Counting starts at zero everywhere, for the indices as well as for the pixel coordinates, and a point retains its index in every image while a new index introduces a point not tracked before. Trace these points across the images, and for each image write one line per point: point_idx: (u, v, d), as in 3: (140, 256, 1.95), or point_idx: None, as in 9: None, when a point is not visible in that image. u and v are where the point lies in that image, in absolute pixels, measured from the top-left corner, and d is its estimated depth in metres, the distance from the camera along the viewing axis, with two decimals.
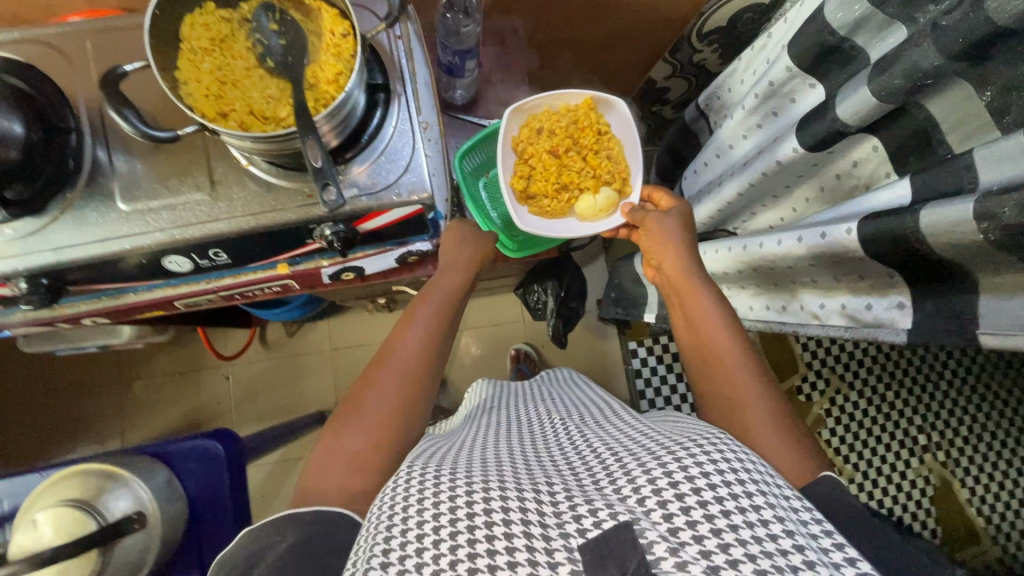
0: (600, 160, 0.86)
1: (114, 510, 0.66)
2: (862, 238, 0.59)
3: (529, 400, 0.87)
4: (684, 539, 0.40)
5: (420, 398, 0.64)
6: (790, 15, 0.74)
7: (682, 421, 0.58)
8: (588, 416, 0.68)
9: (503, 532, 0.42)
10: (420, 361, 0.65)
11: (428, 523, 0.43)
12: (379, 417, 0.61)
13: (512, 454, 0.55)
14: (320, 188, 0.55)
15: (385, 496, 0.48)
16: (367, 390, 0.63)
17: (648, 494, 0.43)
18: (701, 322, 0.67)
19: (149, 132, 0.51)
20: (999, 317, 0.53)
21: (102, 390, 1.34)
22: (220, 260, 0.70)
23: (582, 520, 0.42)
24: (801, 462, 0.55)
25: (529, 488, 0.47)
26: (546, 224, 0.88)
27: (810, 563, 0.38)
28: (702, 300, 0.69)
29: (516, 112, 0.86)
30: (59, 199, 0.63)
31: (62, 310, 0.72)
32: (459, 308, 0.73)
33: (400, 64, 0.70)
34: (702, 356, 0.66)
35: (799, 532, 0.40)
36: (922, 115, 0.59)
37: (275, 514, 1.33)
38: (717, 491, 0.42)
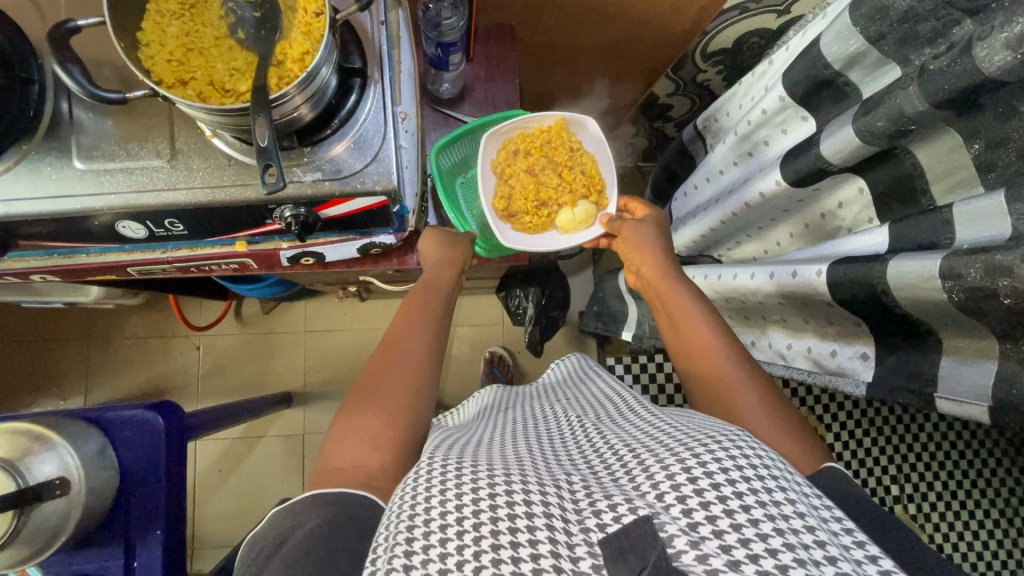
0: (575, 175, 0.84)
1: (37, 473, 0.64)
2: (830, 282, 0.57)
3: (545, 399, 0.84)
4: (704, 534, 0.38)
5: (427, 378, 0.61)
6: (793, 42, 0.72)
7: (695, 416, 0.55)
8: (603, 414, 0.66)
9: (525, 523, 0.40)
10: (416, 337, 0.63)
11: (450, 514, 0.41)
12: (386, 397, 0.58)
13: (527, 449, 0.53)
14: (262, 169, 0.51)
15: (405, 485, 0.46)
16: (377, 376, 0.60)
17: (667, 490, 0.41)
18: (685, 322, 0.64)
19: (97, 93, 0.52)
20: (957, 383, 0.51)
21: (70, 346, 1.34)
22: (176, 231, 0.68)
23: (602, 515, 0.40)
24: (798, 454, 0.52)
25: (548, 481, 0.45)
26: (530, 241, 0.85)
27: (832, 559, 0.36)
28: (681, 298, 0.66)
29: (490, 137, 0.84)
30: (15, 148, 0.62)
31: (12, 263, 0.71)
32: (442, 287, 0.71)
33: (381, 49, 0.67)
34: (690, 356, 0.63)
35: (821, 528, 0.39)
36: (908, 161, 0.57)
37: (230, 490, 1.32)
38: (736, 485, 0.40)
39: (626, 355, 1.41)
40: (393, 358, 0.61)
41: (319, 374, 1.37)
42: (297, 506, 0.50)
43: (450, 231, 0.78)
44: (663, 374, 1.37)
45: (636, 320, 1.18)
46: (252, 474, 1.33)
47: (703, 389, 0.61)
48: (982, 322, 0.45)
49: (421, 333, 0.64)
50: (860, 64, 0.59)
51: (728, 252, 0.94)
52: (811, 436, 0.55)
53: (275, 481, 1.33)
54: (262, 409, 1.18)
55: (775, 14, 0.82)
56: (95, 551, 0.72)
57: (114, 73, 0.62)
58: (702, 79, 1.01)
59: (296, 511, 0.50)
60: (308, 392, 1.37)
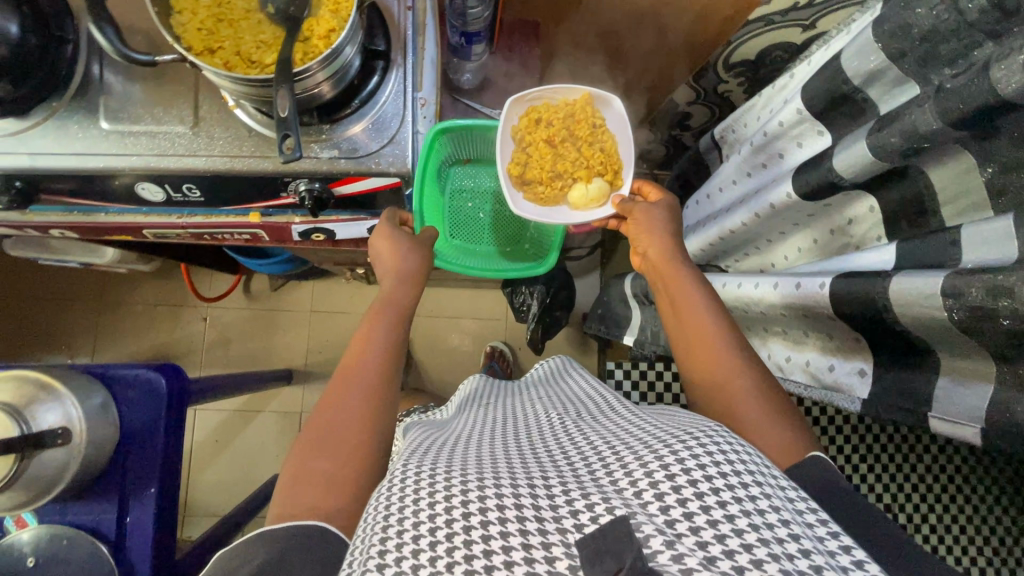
0: (593, 151, 0.84)
1: (42, 422, 0.66)
2: (833, 295, 0.57)
3: (528, 396, 0.84)
4: (681, 531, 0.39)
5: (389, 401, 0.60)
6: (815, 57, 0.72)
7: (677, 414, 0.56)
8: (585, 412, 0.66)
9: (498, 528, 0.40)
10: (372, 360, 0.61)
11: (423, 524, 0.41)
12: (342, 429, 0.56)
13: (504, 450, 0.53)
14: (280, 139, 0.53)
15: (380, 494, 0.46)
16: (333, 404, 0.58)
17: (645, 488, 0.41)
18: (686, 309, 0.65)
19: (128, 54, 0.53)
20: (952, 404, 0.50)
21: (82, 307, 1.37)
22: (193, 196, 0.70)
23: (579, 515, 0.41)
24: (786, 440, 0.53)
25: (523, 480, 0.45)
26: (540, 212, 0.86)
27: (805, 552, 0.37)
28: (688, 288, 0.66)
29: (516, 103, 0.85)
30: (45, 105, 0.64)
31: (32, 217, 0.73)
32: (407, 292, 0.70)
33: (407, 36, 0.68)
34: (686, 339, 0.64)
35: (795, 521, 0.40)
36: (921, 181, 0.56)
37: (224, 461, 1.34)
38: (713, 481, 0.41)
39: (627, 360, 1.42)
40: (350, 389, 0.59)
41: (320, 354, 1.39)
42: (243, 545, 0.49)
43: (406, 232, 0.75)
44: (662, 382, 1.37)
45: (638, 325, 1.18)
46: (247, 448, 1.35)
47: (695, 364, 0.62)
48: (979, 343, 0.45)
49: (378, 353, 0.62)
50: (880, 81, 0.59)
51: (735, 262, 0.94)
52: (797, 422, 0.56)
53: (269, 456, 1.35)
54: (261, 383, 1.20)
55: (800, 29, 0.82)
56: (89, 503, 0.73)
57: (146, 39, 0.63)
58: (723, 89, 1.01)
59: (241, 550, 0.48)
60: (309, 370, 1.39)
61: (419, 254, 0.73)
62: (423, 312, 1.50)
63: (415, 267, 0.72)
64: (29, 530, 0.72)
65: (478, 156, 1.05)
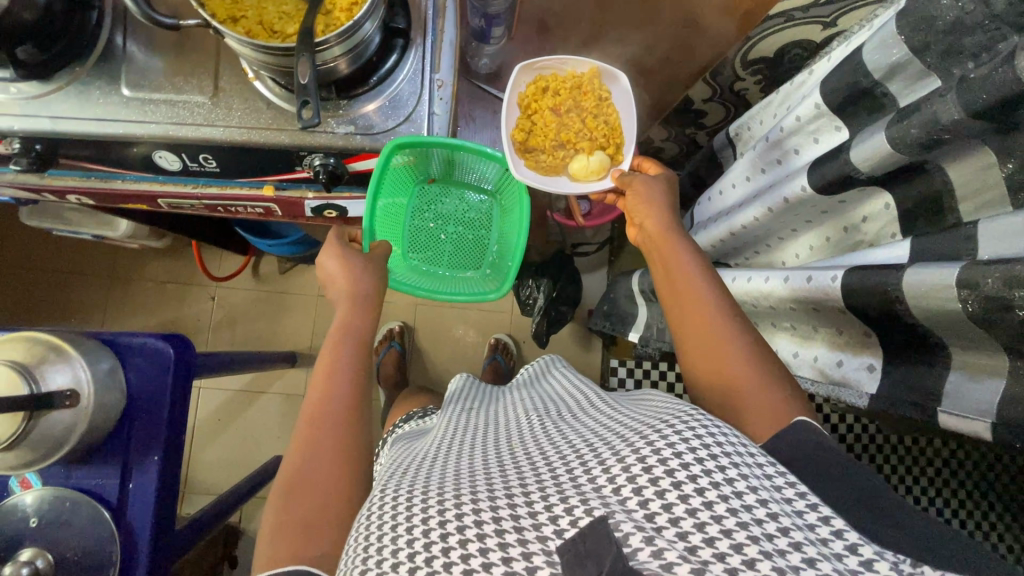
0: (598, 124, 0.84)
1: (50, 382, 0.66)
2: (845, 288, 0.56)
3: (510, 399, 0.85)
4: (661, 524, 0.40)
5: (362, 429, 0.62)
6: (835, 54, 0.72)
7: (659, 400, 0.58)
8: (564, 410, 0.67)
9: (478, 546, 0.40)
10: (341, 398, 0.63)
11: (403, 551, 0.41)
12: (318, 471, 0.57)
13: (482, 460, 0.54)
14: (299, 105, 0.55)
15: (360, 524, 0.47)
16: (307, 443, 0.59)
17: (623, 483, 0.42)
18: (683, 277, 0.68)
19: (154, 17, 0.54)
20: (964, 400, 0.50)
21: (94, 281, 1.38)
22: (209, 167, 0.71)
23: (560, 519, 0.41)
24: (777, 404, 0.57)
25: (501, 490, 0.45)
26: (540, 179, 0.87)
27: (783, 530, 0.39)
28: (682, 254, 0.70)
29: (524, 70, 0.85)
30: (69, 69, 0.64)
31: (50, 181, 0.74)
32: (368, 306, 0.73)
33: (427, 17, 0.68)
34: (681, 299, 0.67)
35: (772, 499, 0.41)
36: (939, 177, 0.56)
37: (226, 440, 1.35)
38: (690, 468, 0.42)
39: (632, 358, 1.41)
40: (323, 431, 0.60)
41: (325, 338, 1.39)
42: None
43: (350, 248, 0.80)
44: (666, 382, 1.40)
45: (643, 322, 1.18)
46: (250, 428, 1.36)
47: (692, 326, 0.65)
48: (995, 336, 0.44)
49: (347, 388, 0.63)
50: (901, 75, 0.58)
51: (745, 260, 0.94)
52: (793, 394, 0.58)
53: (270, 438, 1.35)
54: (267, 363, 1.20)
55: (821, 26, 0.82)
56: (92, 468, 0.74)
57: (171, 7, 0.64)
58: (739, 87, 1.02)
59: None
60: (313, 354, 1.39)
61: (369, 272, 0.77)
62: (428, 301, 1.51)
63: (368, 287, 0.75)
64: (33, 492, 0.72)
65: (443, 177, 1.10)
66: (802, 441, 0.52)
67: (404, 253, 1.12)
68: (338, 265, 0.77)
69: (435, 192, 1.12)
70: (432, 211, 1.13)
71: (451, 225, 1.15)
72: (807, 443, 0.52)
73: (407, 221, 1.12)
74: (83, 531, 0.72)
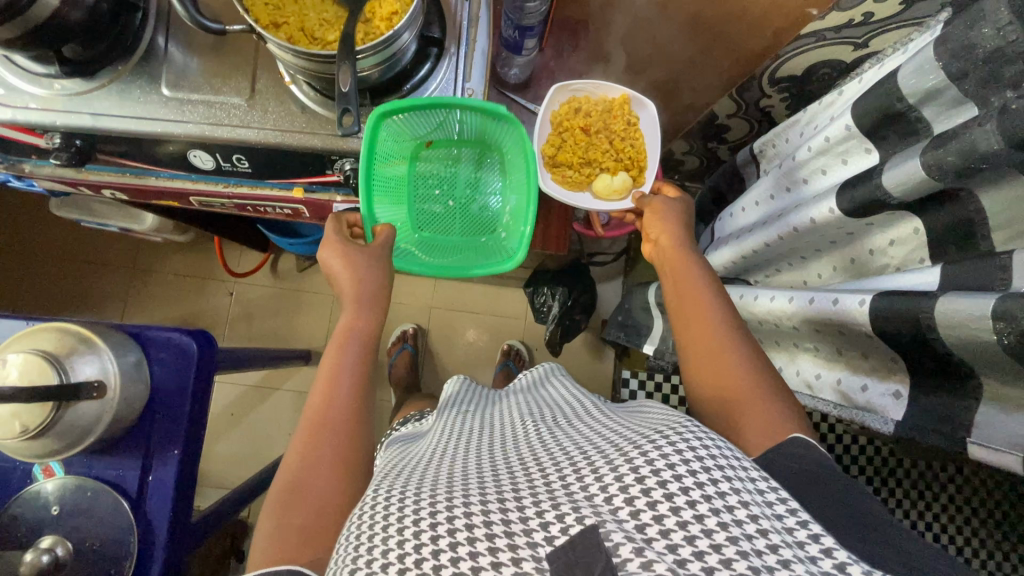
0: (624, 145, 0.87)
1: (79, 373, 0.67)
2: (873, 313, 0.56)
3: (508, 403, 0.84)
4: (651, 535, 0.39)
5: (364, 434, 0.62)
6: (867, 76, 0.71)
7: (653, 413, 0.58)
8: (559, 416, 0.67)
9: (467, 549, 0.40)
10: (343, 403, 0.63)
11: (392, 552, 0.41)
12: (315, 478, 0.57)
13: (476, 464, 0.53)
14: (339, 113, 0.55)
15: (352, 522, 0.46)
16: (308, 449, 0.59)
17: (615, 492, 0.42)
18: (690, 293, 0.69)
19: (201, 22, 0.55)
20: (995, 431, 0.50)
21: (115, 272, 1.40)
22: (241, 167, 0.72)
23: (550, 527, 0.41)
24: (779, 420, 0.57)
25: (493, 494, 0.45)
26: (564, 193, 0.88)
27: (773, 548, 0.38)
28: (692, 273, 0.71)
29: (558, 90, 0.86)
30: (111, 68, 0.66)
31: (86, 175, 0.76)
32: (374, 306, 0.71)
33: (461, 26, 0.68)
34: (686, 314, 0.68)
35: (763, 515, 0.41)
36: (972, 206, 0.55)
37: (238, 434, 1.36)
38: (683, 481, 0.41)
39: (643, 370, 1.40)
40: (325, 437, 0.60)
41: None
42: None
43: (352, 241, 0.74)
44: (677, 396, 1.39)
45: (659, 334, 1.16)
46: (262, 424, 1.37)
47: (692, 343, 0.66)
48: None
49: (347, 396, 0.63)
50: (937, 100, 0.58)
51: (766, 278, 0.93)
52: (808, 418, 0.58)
53: (282, 434, 1.37)
54: (283, 361, 1.22)
55: (852, 47, 0.82)
56: (113, 459, 0.75)
57: (212, 11, 0.65)
58: (765, 104, 1.01)
59: None
60: None
61: (375, 270, 0.73)
62: (443, 305, 1.52)
63: (370, 285, 0.71)
64: (54, 480, 0.73)
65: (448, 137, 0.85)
66: (827, 469, 0.51)
67: (415, 230, 0.88)
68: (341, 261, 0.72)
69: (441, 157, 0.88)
70: (439, 184, 0.90)
71: (461, 190, 0.90)
72: (832, 469, 0.51)
73: (409, 194, 0.88)
74: (103, 521, 0.72)
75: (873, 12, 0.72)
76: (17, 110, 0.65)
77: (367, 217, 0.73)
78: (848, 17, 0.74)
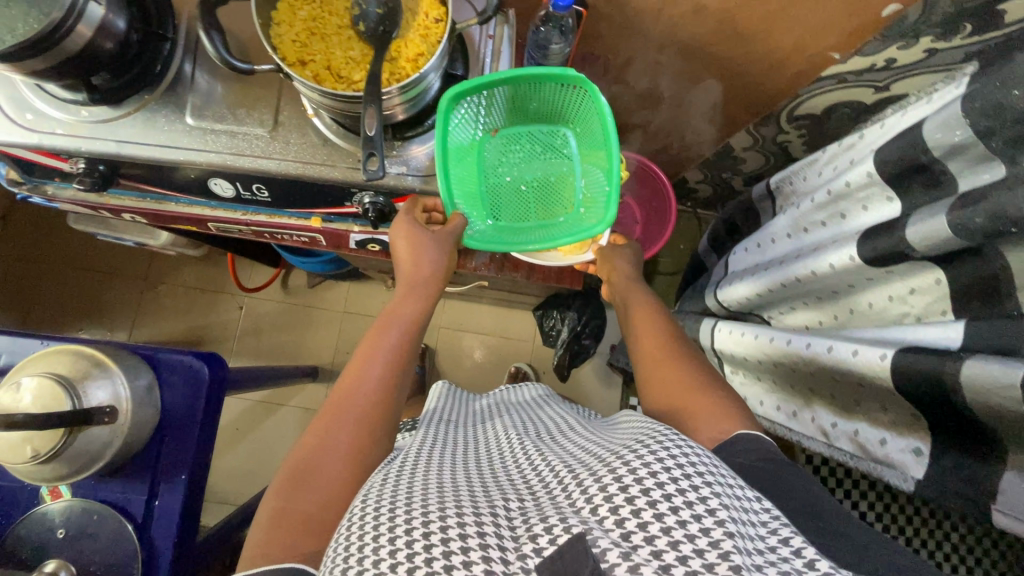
0: None
1: (91, 398, 0.67)
2: (895, 369, 0.55)
3: (491, 419, 0.82)
4: (636, 543, 0.38)
5: (377, 444, 0.59)
6: (889, 120, 0.71)
7: (633, 421, 0.57)
8: (543, 432, 0.65)
9: (461, 558, 0.38)
10: (364, 396, 0.61)
11: (384, 561, 0.39)
12: (323, 479, 0.54)
13: (469, 476, 0.51)
14: (365, 158, 0.55)
15: (341, 531, 0.43)
16: (318, 442, 0.57)
17: (600, 502, 0.41)
18: (647, 327, 0.72)
19: (229, 61, 0.55)
20: (1021, 501, 0.48)
21: (127, 283, 1.41)
22: (261, 196, 0.72)
23: (538, 538, 0.39)
24: None
25: (484, 507, 0.44)
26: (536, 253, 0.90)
27: (755, 563, 0.37)
28: (650, 310, 0.75)
29: None
30: (138, 96, 0.66)
31: (108, 199, 0.77)
32: (429, 300, 0.71)
33: (484, 63, 0.70)
34: (646, 346, 0.69)
35: (737, 517, 0.40)
36: (997, 262, 0.54)
37: (244, 449, 1.36)
38: (665, 488, 0.40)
39: None
40: (339, 426, 0.58)
41: (347, 355, 1.40)
42: None
43: (423, 226, 0.73)
44: None
45: None
46: (268, 440, 1.37)
47: (655, 370, 0.66)
48: None
49: (373, 385, 0.61)
50: (963, 155, 0.57)
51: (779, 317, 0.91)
52: None
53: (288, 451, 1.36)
54: (290, 379, 1.21)
55: (872, 89, 0.81)
56: (121, 482, 0.75)
57: (239, 45, 0.66)
58: (781, 139, 1.01)
59: None
60: (335, 370, 1.40)
61: (438, 258, 0.72)
62: (450, 325, 1.52)
63: (433, 272, 0.71)
64: (61, 501, 0.73)
65: (514, 126, 0.83)
66: None
67: (488, 218, 0.83)
68: (407, 243, 0.71)
69: (509, 148, 0.84)
70: (512, 176, 0.85)
71: (532, 172, 0.85)
72: None
73: (482, 184, 0.83)
74: (109, 545, 0.72)
75: (896, 58, 0.71)
76: (43, 135, 0.65)
77: (447, 197, 0.69)
78: (871, 61, 0.73)
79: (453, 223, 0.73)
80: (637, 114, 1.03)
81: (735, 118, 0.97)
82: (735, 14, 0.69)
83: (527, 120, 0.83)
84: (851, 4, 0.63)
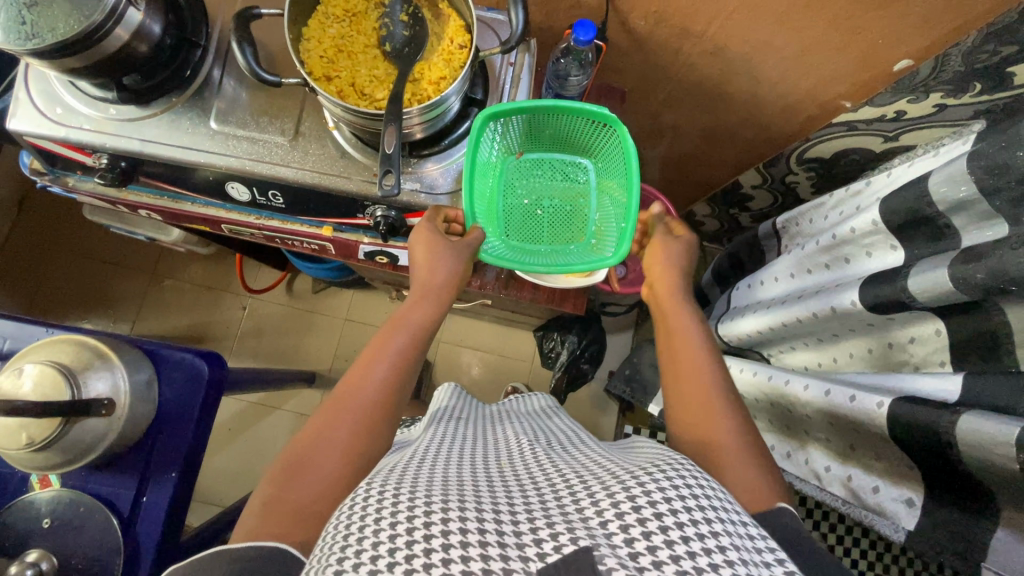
0: None
1: (90, 390, 0.68)
2: (891, 417, 0.55)
3: (499, 425, 0.80)
4: (643, 564, 0.37)
5: (374, 444, 0.58)
6: (895, 170, 0.72)
7: (646, 450, 0.56)
8: (555, 443, 0.64)
9: (460, 553, 0.38)
10: (369, 393, 0.60)
11: (384, 542, 0.39)
12: (320, 469, 0.54)
13: (474, 475, 0.51)
14: (382, 173, 0.57)
15: (344, 508, 0.44)
16: (320, 433, 0.57)
17: (610, 517, 0.40)
18: (685, 342, 0.66)
19: (257, 72, 0.57)
20: (1011, 559, 0.48)
21: (135, 276, 1.43)
22: (275, 203, 0.74)
23: (543, 544, 0.39)
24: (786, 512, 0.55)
25: (489, 506, 0.43)
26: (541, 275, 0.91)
27: None
28: (689, 322, 0.68)
29: None
30: (166, 99, 0.68)
31: (126, 194, 0.78)
32: (442, 306, 0.69)
33: (503, 89, 0.72)
34: (674, 366, 0.65)
35: (750, 559, 0.39)
36: (997, 318, 0.54)
37: (234, 450, 1.35)
38: (678, 515, 0.40)
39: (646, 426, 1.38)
40: (341, 419, 0.58)
41: (346, 363, 1.40)
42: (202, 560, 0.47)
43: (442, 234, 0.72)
44: None
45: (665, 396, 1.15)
46: (259, 442, 1.36)
47: (676, 395, 0.63)
48: None
49: (382, 381, 0.61)
50: (969, 211, 0.58)
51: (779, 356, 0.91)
52: None
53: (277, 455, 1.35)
54: (287, 383, 1.21)
55: (881, 139, 0.82)
56: (112, 476, 0.75)
57: (269, 57, 0.68)
58: (790, 180, 1.02)
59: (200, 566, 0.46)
60: (332, 377, 1.40)
61: (454, 266, 0.70)
62: (450, 339, 1.52)
63: (449, 280, 0.70)
64: (50, 491, 0.73)
65: (534, 152, 0.86)
66: None
67: (501, 237, 0.84)
68: (423, 250, 0.69)
69: (527, 172, 0.86)
70: (529, 198, 0.86)
71: (548, 196, 0.86)
72: None
73: (498, 203, 0.85)
74: (91, 539, 0.71)
75: (906, 110, 0.73)
76: (71, 130, 0.67)
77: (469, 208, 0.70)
78: (881, 112, 0.74)
79: (471, 235, 0.72)
80: (650, 144, 1.05)
81: (746, 155, 0.99)
82: (750, 57, 0.71)
83: (546, 147, 0.85)
84: (865, 56, 0.65)
